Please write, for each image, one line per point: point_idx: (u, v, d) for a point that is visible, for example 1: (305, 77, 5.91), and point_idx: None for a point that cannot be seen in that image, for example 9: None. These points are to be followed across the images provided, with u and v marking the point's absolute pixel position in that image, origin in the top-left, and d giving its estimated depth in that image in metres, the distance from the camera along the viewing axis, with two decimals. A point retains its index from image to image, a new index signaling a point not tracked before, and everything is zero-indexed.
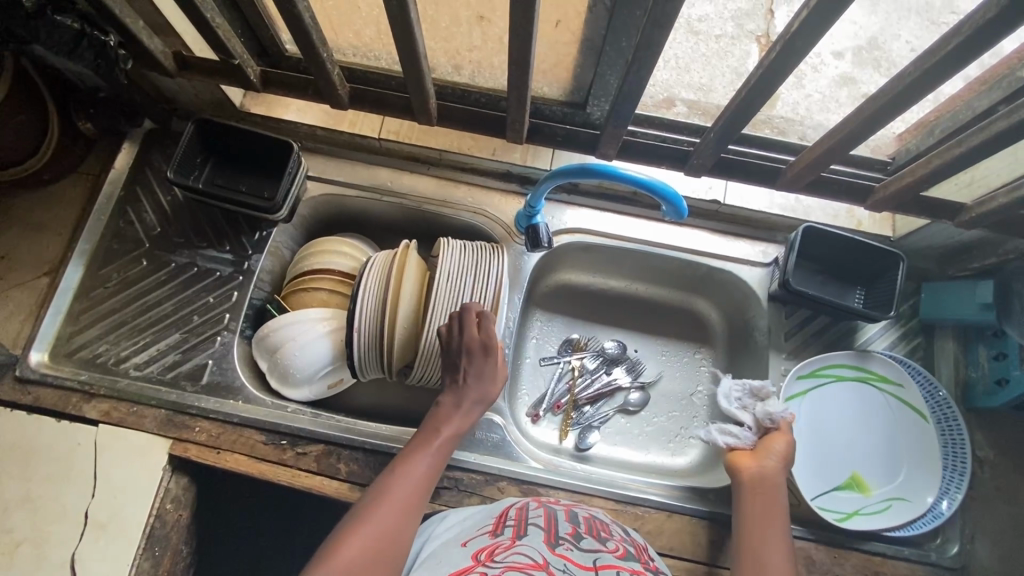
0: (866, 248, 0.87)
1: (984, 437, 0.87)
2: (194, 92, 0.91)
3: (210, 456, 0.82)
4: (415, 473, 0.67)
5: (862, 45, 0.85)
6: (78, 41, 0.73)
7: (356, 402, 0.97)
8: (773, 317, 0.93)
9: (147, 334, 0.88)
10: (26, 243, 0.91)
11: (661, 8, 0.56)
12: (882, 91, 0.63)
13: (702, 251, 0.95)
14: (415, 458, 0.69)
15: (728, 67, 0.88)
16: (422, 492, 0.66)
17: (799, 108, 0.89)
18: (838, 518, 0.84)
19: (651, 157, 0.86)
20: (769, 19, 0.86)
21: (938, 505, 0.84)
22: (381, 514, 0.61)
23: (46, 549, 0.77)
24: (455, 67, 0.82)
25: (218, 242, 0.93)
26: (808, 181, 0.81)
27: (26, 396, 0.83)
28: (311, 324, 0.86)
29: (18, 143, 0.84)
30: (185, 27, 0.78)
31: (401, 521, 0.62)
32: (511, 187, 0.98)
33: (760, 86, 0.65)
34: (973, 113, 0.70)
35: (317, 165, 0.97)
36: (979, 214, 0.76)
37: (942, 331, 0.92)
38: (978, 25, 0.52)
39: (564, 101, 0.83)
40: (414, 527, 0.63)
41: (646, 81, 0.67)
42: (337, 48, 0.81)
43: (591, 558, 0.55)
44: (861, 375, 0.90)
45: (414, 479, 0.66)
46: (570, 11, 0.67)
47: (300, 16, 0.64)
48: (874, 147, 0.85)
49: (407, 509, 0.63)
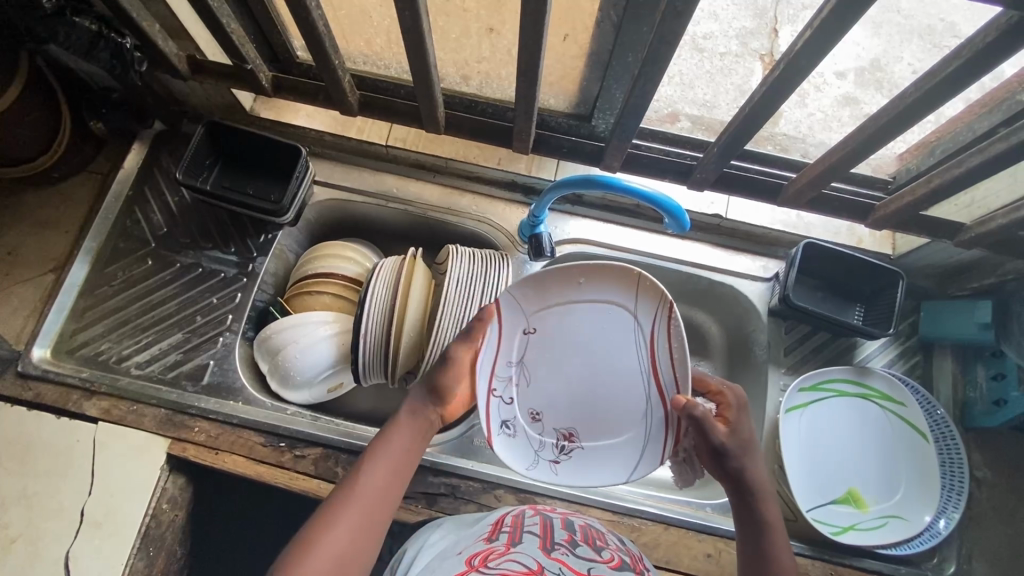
0: (866, 265, 0.88)
1: (982, 458, 0.88)
2: (206, 96, 0.92)
3: (209, 456, 0.82)
4: (376, 481, 0.60)
5: (864, 66, 0.89)
6: (95, 41, 0.75)
7: (355, 407, 0.98)
8: (772, 332, 0.94)
9: (149, 333, 0.89)
10: (34, 241, 0.92)
11: (669, 24, 0.56)
12: (884, 110, 0.64)
13: (703, 265, 0.95)
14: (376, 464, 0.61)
15: (733, 84, 0.91)
16: (384, 504, 0.59)
17: (801, 126, 0.90)
18: (834, 531, 0.83)
19: (654, 170, 0.86)
20: (774, 39, 0.91)
21: (936, 523, 0.84)
22: (331, 537, 0.54)
23: (40, 546, 0.77)
24: (464, 77, 0.83)
25: (223, 243, 0.94)
26: (810, 198, 0.82)
27: (26, 391, 0.84)
28: (315, 327, 0.86)
29: (31, 141, 0.85)
30: (201, 32, 0.80)
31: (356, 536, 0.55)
32: (516, 196, 0.99)
33: (764, 102, 0.66)
34: (973, 135, 0.71)
35: (324, 171, 0.99)
36: (978, 234, 0.77)
37: (941, 351, 0.93)
38: (978, 47, 0.52)
39: (570, 113, 0.84)
40: (381, 527, 0.58)
41: (652, 96, 0.67)
42: (348, 56, 0.83)
43: (586, 566, 0.55)
44: (863, 392, 0.90)
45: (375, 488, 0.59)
46: (578, 26, 0.69)
47: (314, 23, 0.65)
48: (875, 166, 0.86)
49: (365, 527, 0.56)
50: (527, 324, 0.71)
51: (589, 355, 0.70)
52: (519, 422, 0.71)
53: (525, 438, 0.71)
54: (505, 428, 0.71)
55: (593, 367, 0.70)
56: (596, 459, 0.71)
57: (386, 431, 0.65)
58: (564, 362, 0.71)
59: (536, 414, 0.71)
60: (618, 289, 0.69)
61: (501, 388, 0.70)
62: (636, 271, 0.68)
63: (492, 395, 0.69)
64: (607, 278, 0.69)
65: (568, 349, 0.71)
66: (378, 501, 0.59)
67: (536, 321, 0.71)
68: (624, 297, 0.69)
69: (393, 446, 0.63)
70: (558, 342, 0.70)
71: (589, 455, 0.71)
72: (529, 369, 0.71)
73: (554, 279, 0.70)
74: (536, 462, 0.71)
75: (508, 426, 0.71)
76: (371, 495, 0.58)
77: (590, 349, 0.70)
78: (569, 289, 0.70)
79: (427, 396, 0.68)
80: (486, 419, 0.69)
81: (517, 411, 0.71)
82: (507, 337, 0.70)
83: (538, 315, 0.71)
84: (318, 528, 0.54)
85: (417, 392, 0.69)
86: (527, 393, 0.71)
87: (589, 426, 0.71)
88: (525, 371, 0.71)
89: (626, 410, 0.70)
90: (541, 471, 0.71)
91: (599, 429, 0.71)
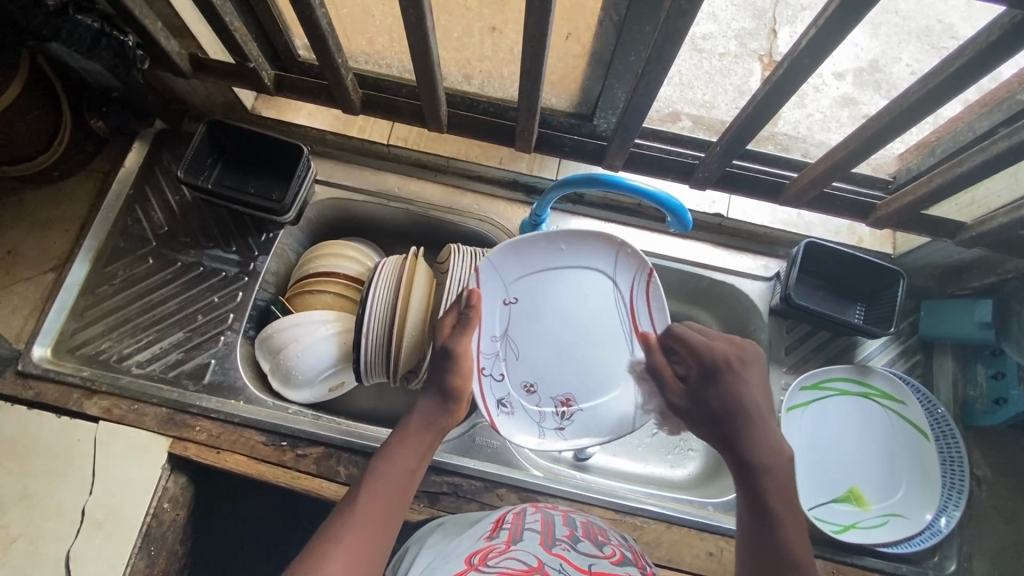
0: (867, 264, 0.88)
1: (981, 456, 0.88)
2: (206, 94, 0.92)
3: (210, 455, 0.82)
4: (378, 501, 0.59)
5: (862, 67, 0.90)
6: (97, 40, 0.74)
7: (357, 407, 0.98)
8: (773, 331, 0.95)
9: (150, 332, 0.89)
10: (34, 239, 0.92)
11: (673, 22, 0.56)
12: (886, 110, 0.64)
13: (705, 265, 0.96)
14: (385, 469, 0.62)
15: (732, 84, 0.92)
16: (396, 507, 0.59)
17: (801, 127, 0.90)
18: (835, 529, 0.84)
19: (656, 169, 0.86)
20: (772, 39, 0.92)
21: (936, 521, 0.84)
22: (333, 558, 0.52)
23: (41, 545, 0.76)
24: (466, 76, 0.83)
25: (224, 243, 0.94)
26: (812, 197, 0.82)
27: (27, 390, 0.83)
28: (316, 325, 0.86)
29: (31, 138, 0.85)
30: (202, 30, 0.80)
31: (370, 539, 0.55)
32: (517, 195, 0.99)
33: (767, 102, 0.66)
34: (973, 135, 0.71)
35: (326, 170, 0.99)
36: (980, 233, 0.77)
37: (941, 350, 0.93)
38: (982, 46, 0.53)
39: (571, 113, 0.84)
40: (396, 531, 0.58)
41: (656, 95, 0.67)
42: (350, 55, 0.83)
43: (587, 562, 0.55)
44: (863, 390, 0.91)
45: (386, 493, 0.60)
46: (581, 25, 0.69)
47: (318, 22, 0.65)
48: (876, 166, 0.87)
49: (367, 547, 0.55)
50: (507, 295, 0.76)
51: (571, 320, 0.78)
52: (513, 397, 0.77)
53: (523, 413, 0.78)
54: (503, 406, 0.77)
55: (574, 331, 0.78)
56: (592, 421, 0.79)
57: (395, 437, 0.65)
58: (547, 326, 0.78)
59: (529, 384, 0.78)
60: (599, 256, 0.77)
61: (491, 366, 0.76)
62: (619, 240, 0.76)
63: (481, 374, 0.75)
64: (581, 248, 0.77)
65: (549, 315, 0.78)
66: (390, 504, 0.59)
67: (515, 291, 0.76)
68: (603, 262, 0.77)
69: (394, 465, 0.62)
70: (538, 309, 0.77)
71: (587, 416, 0.79)
72: (513, 341, 0.77)
73: (537, 249, 0.76)
74: (542, 433, 0.78)
75: (504, 404, 0.77)
76: (379, 510, 0.58)
77: (569, 314, 0.78)
78: (551, 257, 0.77)
79: (437, 404, 0.68)
80: (483, 398, 0.75)
81: (510, 387, 0.77)
82: (491, 313, 0.76)
83: (516, 286, 0.76)
84: (319, 551, 0.53)
85: (426, 400, 0.68)
86: (515, 365, 0.77)
87: (581, 389, 0.78)
88: (508, 343, 0.77)
89: (615, 368, 0.78)
90: (549, 441, 0.78)
91: (589, 389, 0.78)
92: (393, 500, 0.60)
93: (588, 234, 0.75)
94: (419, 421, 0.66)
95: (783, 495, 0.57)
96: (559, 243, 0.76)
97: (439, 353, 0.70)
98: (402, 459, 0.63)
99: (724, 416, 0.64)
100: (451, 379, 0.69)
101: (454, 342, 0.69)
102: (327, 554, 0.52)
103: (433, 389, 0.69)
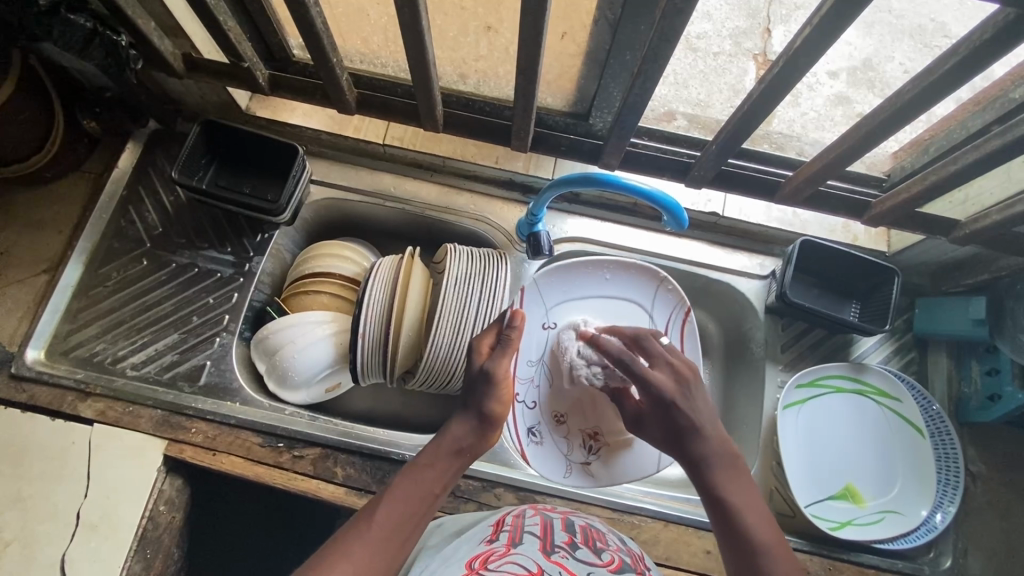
0: (862, 261, 0.88)
1: (977, 453, 0.89)
2: (200, 94, 0.92)
3: (206, 458, 0.82)
4: (394, 512, 0.57)
5: (856, 66, 0.91)
6: (89, 40, 0.74)
7: (353, 408, 0.98)
8: (768, 328, 0.95)
9: (146, 334, 0.88)
10: (27, 241, 0.91)
11: (669, 22, 0.56)
12: (879, 108, 0.64)
13: (701, 263, 0.96)
14: (408, 482, 0.61)
15: (726, 83, 0.93)
16: (416, 521, 0.58)
17: (795, 125, 0.92)
18: (832, 526, 0.84)
19: (653, 167, 0.86)
20: (766, 39, 0.93)
21: (932, 518, 0.85)
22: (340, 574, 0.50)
23: (36, 549, 0.76)
24: (461, 76, 0.83)
25: (220, 243, 0.93)
26: (807, 196, 0.82)
27: (20, 394, 0.83)
28: (312, 327, 0.86)
29: (21, 140, 0.85)
30: (196, 30, 0.79)
31: (384, 543, 0.55)
32: (514, 195, 0.99)
33: (762, 100, 0.65)
34: (966, 132, 0.72)
35: (321, 170, 0.98)
36: (973, 231, 0.77)
37: (935, 348, 0.94)
38: (975, 45, 0.53)
39: (566, 112, 0.84)
40: (411, 542, 0.57)
41: (650, 95, 0.67)
42: (345, 55, 0.82)
43: (585, 568, 0.54)
44: (860, 388, 0.91)
45: (407, 504, 0.59)
46: (576, 23, 0.69)
47: (312, 21, 0.65)
48: (870, 165, 0.88)
49: (374, 564, 0.53)
50: (547, 320, 0.90)
51: None
52: (544, 427, 0.87)
53: (551, 441, 0.87)
54: (532, 435, 0.86)
55: None
56: (618, 455, 0.85)
57: (422, 455, 0.64)
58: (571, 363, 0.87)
59: (559, 415, 0.87)
60: (638, 289, 0.91)
61: (525, 393, 0.87)
62: (658, 278, 0.90)
63: (515, 399, 0.86)
64: (628, 278, 0.91)
65: None
66: (409, 512, 0.58)
67: (554, 317, 0.90)
68: (640, 295, 0.91)
69: (417, 487, 0.60)
70: None
71: (612, 449, 0.85)
72: (552, 368, 0.88)
73: (585, 276, 0.90)
74: (569, 468, 0.85)
75: (535, 435, 0.87)
76: (395, 518, 0.57)
77: None
78: (593, 284, 0.91)
79: (471, 427, 0.66)
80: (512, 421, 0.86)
81: (541, 417, 0.87)
82: (532, 336, 0.89)
83: (554, 312, 0.90)
84: (334, 553, 0.52)
85: (462, 423, 0.67)
86: (548, 395, 0.88)
87: (607, 422, 0.86)
88: (542, 371, 0.88)
89: None
90: (575, 475, 0.84)
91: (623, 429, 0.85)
92: (414, 511, 0.58)
93: (631, 265, 0.90)
94: (447, 444, 0.65)
95: (741, 494, 0.58)
96: (605, 273, 0.91)
97: (477, 376, 0.68)
98: (426, 473, 0.62)
99: (671, 428, 0.64)
100: (491, 403, 0.67)
101: (496, 365, 0.68)
102: (341, 557, 0.52)
103: (472, 411, 0.67)
